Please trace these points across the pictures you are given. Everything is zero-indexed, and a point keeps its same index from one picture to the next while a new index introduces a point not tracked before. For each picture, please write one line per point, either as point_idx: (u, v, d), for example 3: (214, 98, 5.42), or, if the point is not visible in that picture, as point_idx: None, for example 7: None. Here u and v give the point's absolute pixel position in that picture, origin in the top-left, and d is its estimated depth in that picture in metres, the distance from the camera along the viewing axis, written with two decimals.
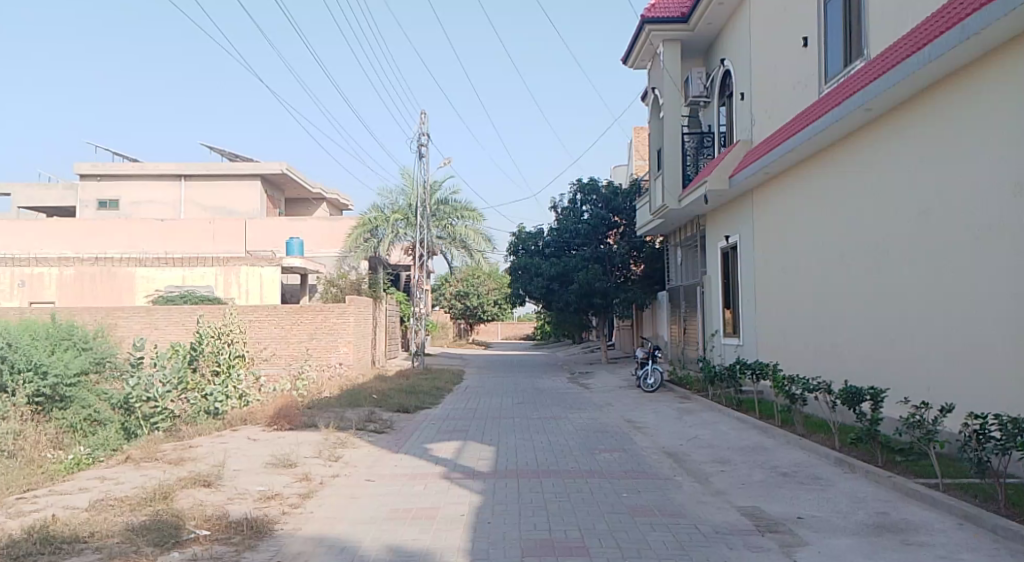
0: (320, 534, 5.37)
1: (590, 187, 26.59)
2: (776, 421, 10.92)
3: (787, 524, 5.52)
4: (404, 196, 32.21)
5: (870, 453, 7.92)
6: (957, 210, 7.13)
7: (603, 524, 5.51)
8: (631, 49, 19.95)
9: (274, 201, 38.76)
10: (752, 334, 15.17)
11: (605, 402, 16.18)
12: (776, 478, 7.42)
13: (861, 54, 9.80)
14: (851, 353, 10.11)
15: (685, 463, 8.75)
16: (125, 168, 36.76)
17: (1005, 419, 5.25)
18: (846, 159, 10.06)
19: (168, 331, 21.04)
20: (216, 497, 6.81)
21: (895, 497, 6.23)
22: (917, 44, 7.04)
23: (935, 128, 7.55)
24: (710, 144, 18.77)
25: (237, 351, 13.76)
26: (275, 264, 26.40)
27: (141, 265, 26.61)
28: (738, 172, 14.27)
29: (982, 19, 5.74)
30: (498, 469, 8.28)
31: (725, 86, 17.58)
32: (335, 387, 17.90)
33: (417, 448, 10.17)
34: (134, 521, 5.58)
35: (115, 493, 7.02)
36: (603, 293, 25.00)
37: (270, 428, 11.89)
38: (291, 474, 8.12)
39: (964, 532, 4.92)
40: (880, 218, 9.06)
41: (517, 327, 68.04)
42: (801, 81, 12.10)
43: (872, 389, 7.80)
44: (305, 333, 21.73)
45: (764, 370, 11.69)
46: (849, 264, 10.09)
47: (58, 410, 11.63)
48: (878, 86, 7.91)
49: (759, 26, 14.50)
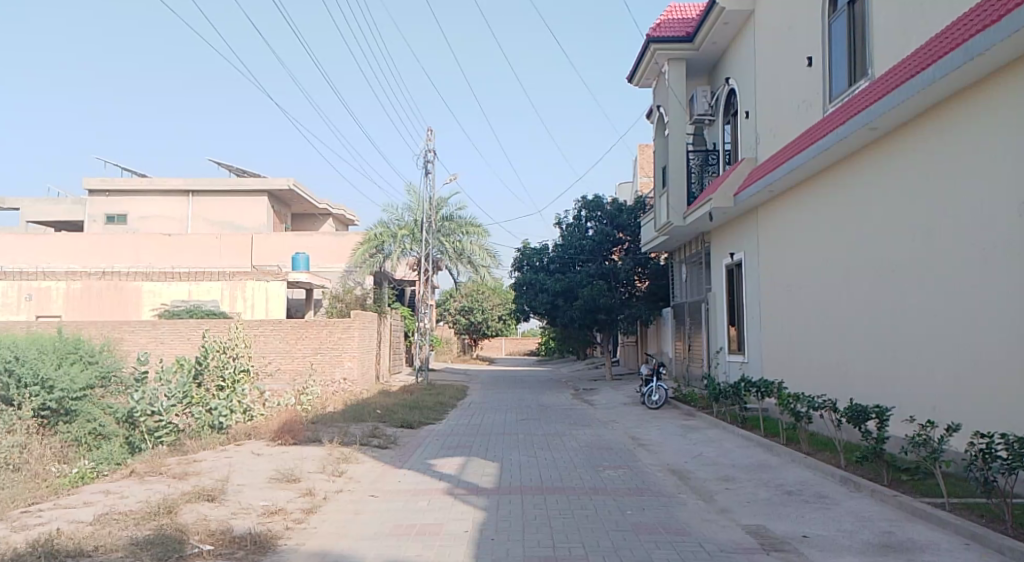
0: (324, 550, 5.40)
1: (594, 203, 26.73)
2: (781, 439, 10.84)
3: (792, 543, 5.50)
4: (410, 212, 32.60)
5: (876, 472, 7.86)
6: (960, 233, 7.18)
7: (607, 541, 5.51)
8: (637, 68, 20.17)
9: (280, 216, 39.02)
10: (756, 353, 15.17)
11: (610, 419, 16.08)
12: (780, 496, 7.39)
13: (865, 74, 9.87)
14: (854, 372, 10.16)
15: (691, 480, 8.71)
16: (133, 184, 37.07)
17: (1012, 439, 5.24)
18: (850, 179, 10.15)
19: (173, 345, 21.10)
20: (220, 512, 6.83)
21: (902, 516, 6.18)
22: (921, 64, 7.13)
23: (939, 146, 7.63)
24: (714, 161, 18.41)
25: (242, 366, 13.82)
26: (280, 279, 26.51)
27: (147, 279, 26.77)
28: (742, 191, 14.33)
29: (985, 41, 5.82)
30: (501, 486, 8.27)
31: (730, 104, 17.66)
32: (340, 402, 17.92)
33: (421, 463, 10.19)
34: (139, 534, 5.61)
35: (119, 507, 7.05)
36: (608, 309, 24.91)
37: (274, 442, 11.92)
38: (295, 489, 8.13)
39: (971, 552, 4.89)
40: (882, 236, 9.14)
41: (521, 342, 68.24)
42: (805, 100, 12.21)
43: (878, 406, 7.78)
44: (309, 348, 21.74)
45: (769, 387, 11.59)
46: (852, 281, 10.14)
47: (64, 423, 11.67)
48: (881, 106, 7.98)
49: (763, 47, 14.66)
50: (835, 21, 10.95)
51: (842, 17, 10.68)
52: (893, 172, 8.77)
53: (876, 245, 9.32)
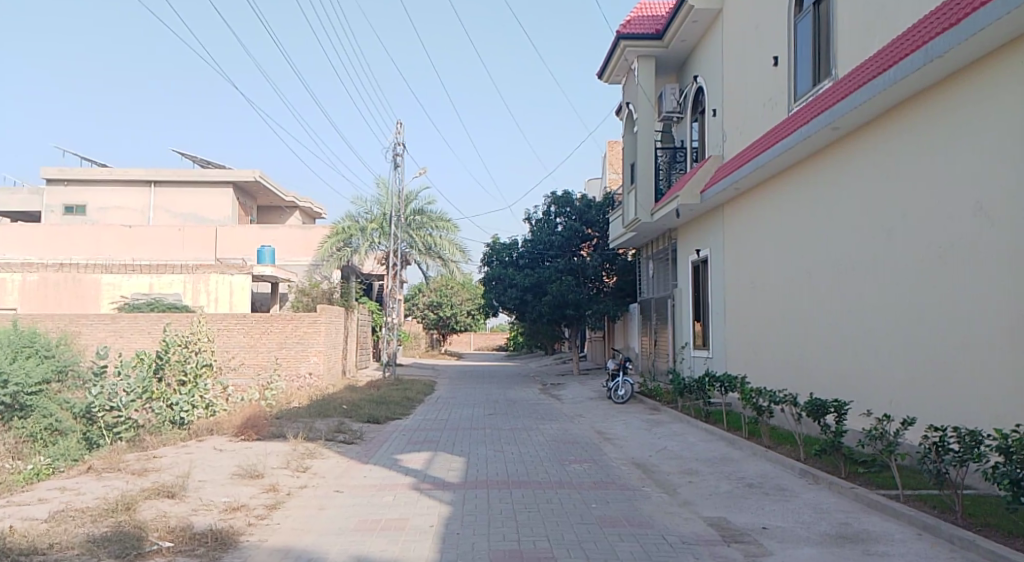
0: (286, 546, 5.33)
1: (564, 199, 26.80)
2: (744, 433, 11.06)
3: (752, 535, 5.61)
4: (379, 205, 32.37)
5: (834, 465, 8.06)
6: (919, 231, 7.40)
7: (572, 534, 5.56)
8: (606, 65, 20.27)
9: (246, 209, 38.35)
10: (720, 348, 15.41)
11: (576, 413, 16.16)
12: (742, 489, 7.53)
13: (829, 74, 10.07)
14: (815, 366, 10.40)
15: (655, 473, 8.82)
16: (92, 173, 36.07)
17: (963, 431, 5.40)
18: (814, 178, 10.36)
19: (133, 339, 20.61)
20: (180, 508, 6.70)
21: (858, 508, 6.35)
22: (883, 65, 7.31)
23: (899, 146, 7.84)
24: (681, 160, 18.89)
25: (204, 360, 13.58)
26: (245, 272, 26.02)
27: (107, 272, 26.10)
28: (709, 188, 14.50)
29: (944, 44, 6.01)
30: (467, 480, 8.27)
31: (698, 102, 17.88)
32: (305, 397, 17.73)
33: (387, 458, 10.12)
34: (96, 531, 5.48)
35: (75, 504, 6.87)
36: (576, 304, 25.00)
37: (237, 438, 11.73)
38: (258, 485, 8.03)
39: (923, 542, 5.05)
40: (844, 234, 9.36)
41: (490, 338, 68.39)
42: (770, 98, 12.41)
43: (836, 400, 7.96)
44: (274, 342, 21.41)
45: (732, 382, 11.80)
46: (815, 278, 10.37)
47: (18, 418, 11.25)
48: (845, 106, 8.14)
49: (730, 46, 14.86)
50: (801, 21, 11.15)
51: (808, 18, 10.88)
52: (855, 171, 8.99)
53: (838, 242, 9.55)
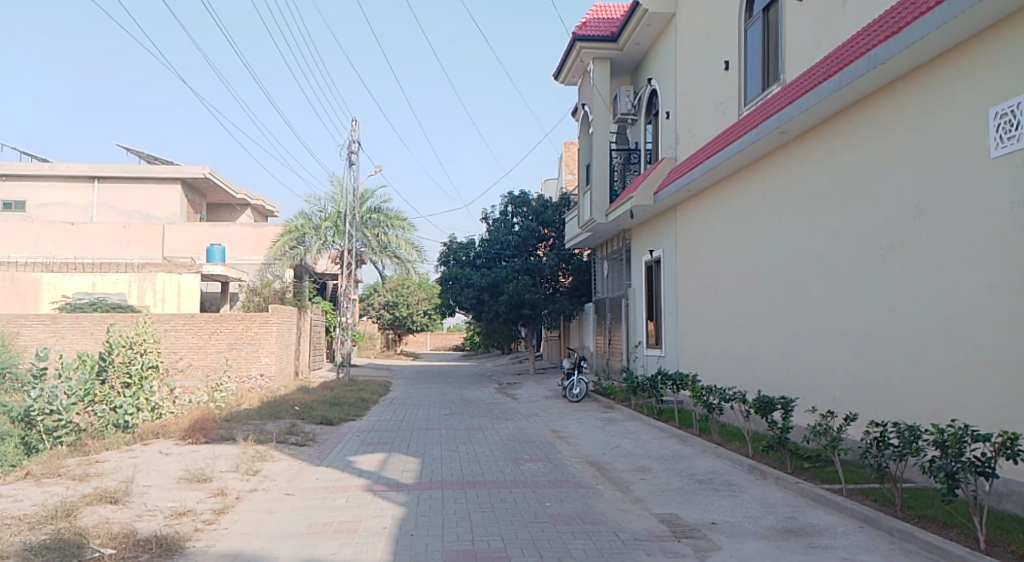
0: (234, 551, 5.21)
1: (520, 199, 26.90)
2: (694, 431, 11.28)
3: (702, 530, 5.72)
4: (333, 203, 31.88)
5: (781, 461, 8.30)
6: (863, 232, 7.68)
7: (526, 533, 5.59)
8: (563, 65, 20.39)
9: (195, 206, 37.33)
10: (672, 347, 15.68)
11: (532, 412, 16.24)
12: (692, 485, 7.68)
13: (777, 79, 10.35)
14: (763, 363, 10.67)
15: (608, 471, 8.92)
16: (32, 168, 34.59)
17: (902, 427, 5.63)
18: (762, 180, 10.64)
19: (74, 340, 19.85)
20: (123, 514, 6.49)
21: (803, 502, 6.55)
22: (829, 71, 7.56)
23: (844, 150, 8.10)
24: (636, 160, 18.95)
25: (150, 362, 13.13)
26: (194, 271, 25.30)
27: (47, 271, 25.11)
28: (662, 190, 14.74)
29: (886, 52, 6.28)
30: (422, 481, 8.21)
31: (652, 105, 18.14)
32: (255, 399, 17.36)
33: (340, 460, 10.00)
34: (33, 539, 5.27)
35: (11, 511, 6.59)
36: (532, 304, 25.08)
37: (184, 441, 11.39)
38: (205, 489, 7.83)
39: (864, 534, 5.24)
40: (791, 234, 9.64)
41: (447, 338, 68.17)
42: (722, 102, 12.69)
43: (783, 398, 8.19)
44: (224, 342, 20.90)
45: (684, 380, 12.02)
46: (763, 277, 10.65)
47: None
48: (792, 110, 8.39)
49: (683, 50, 15.15)
50: (750, 27, 11.44)
51: (757, 24, 11.18)
52: (801, 174, 9.28)
53: (785, 243, 9.83)
